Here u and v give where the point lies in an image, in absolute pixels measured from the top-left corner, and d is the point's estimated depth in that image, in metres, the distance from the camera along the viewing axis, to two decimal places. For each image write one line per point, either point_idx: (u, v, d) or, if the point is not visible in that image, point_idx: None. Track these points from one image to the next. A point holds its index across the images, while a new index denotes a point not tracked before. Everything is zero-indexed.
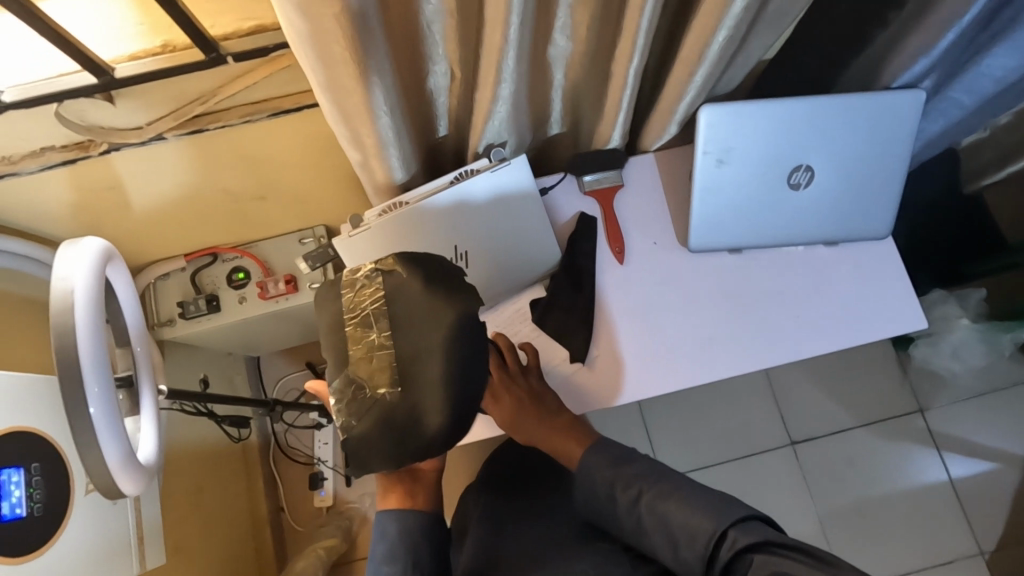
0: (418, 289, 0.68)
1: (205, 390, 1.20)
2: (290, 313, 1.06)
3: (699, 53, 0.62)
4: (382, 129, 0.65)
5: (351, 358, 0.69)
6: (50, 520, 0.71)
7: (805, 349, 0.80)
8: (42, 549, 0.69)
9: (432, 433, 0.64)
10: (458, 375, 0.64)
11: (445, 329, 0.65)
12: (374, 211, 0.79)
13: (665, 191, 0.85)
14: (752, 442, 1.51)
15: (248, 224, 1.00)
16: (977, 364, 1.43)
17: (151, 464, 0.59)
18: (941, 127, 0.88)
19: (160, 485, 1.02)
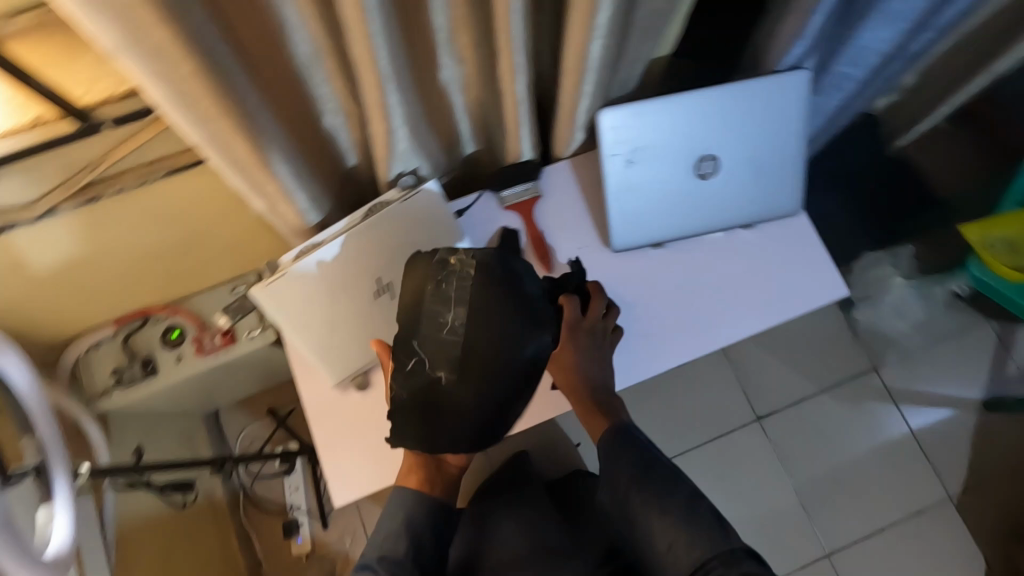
0: (504, 296, 0.69)
1: (145, 458, 1.15)
2: (233, 366, 1.03)
3: (581, 63, 0.63)
4: (280, 174, 0.64)
5: (417, 334, 0.69)
6: None
7: (738, 333, 0.82)
8: None
9: (472, 431, 0.71)
10: (506, 395, 0.70)
11: (518, 342, 0.68)
12: (290, 256, 0.77)
13: (584, 198, 0.86)
14: (721, 424, 1.53)
15: (174, 280, 0.97)
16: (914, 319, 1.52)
17: (62, 555, 0.58)
18: (839, 101, 0.91)
19: (117, 560, 0.99)
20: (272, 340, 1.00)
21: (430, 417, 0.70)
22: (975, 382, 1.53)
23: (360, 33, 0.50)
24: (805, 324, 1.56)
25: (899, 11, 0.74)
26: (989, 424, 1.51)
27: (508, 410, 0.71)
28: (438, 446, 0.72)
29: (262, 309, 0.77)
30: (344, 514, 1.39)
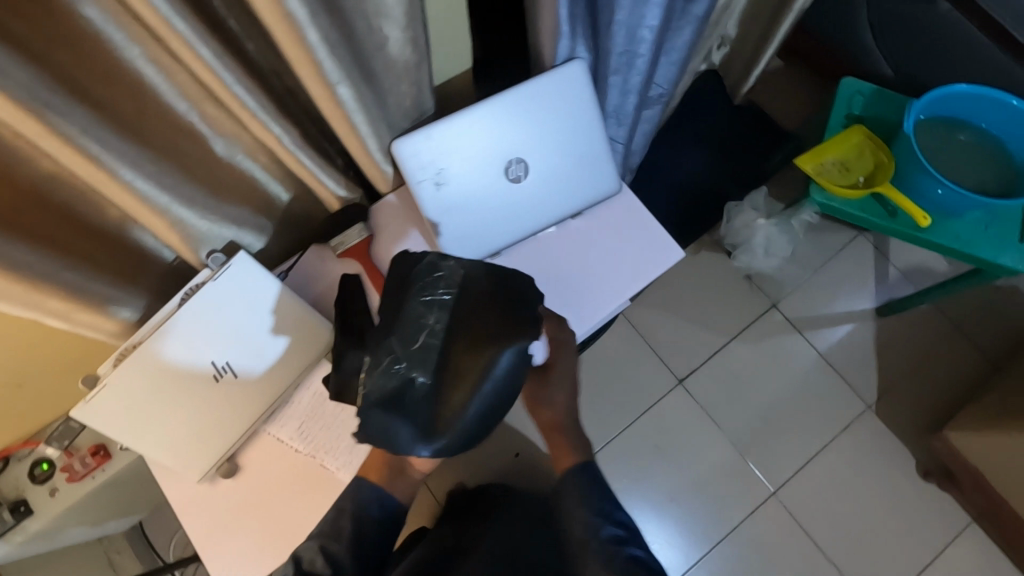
0: (485, 298, 0.73)
1: None
2: (116, 482, 0.98)
3: (334, 105, 0.65)
4: (61, 288, 0.68)
5: (396, 332, 0.73)
6: None
7: (592, 320, 0.83)
8: None
9: (442, 431, 0.69)
10: (491, 399, 0.69)
11: (494, 329, 0.70)
12: (107, 365, 0.73)
13: (408, 227, 0.87)
14: (648, 395, 1.56)
15: (26, 406, 0.93)
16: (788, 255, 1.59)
17: None
18: (640, 78, 0.94)
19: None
20: None
21: (409, 403, 0.70)
22: (865, 294, 1.62)
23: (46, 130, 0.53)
24: (700, 279, 1.62)
25: None
26: (887, 329, 1.60)
27: (484, 410, 0.69)
28: (416, 445, 0.69)
29: (93, 429, 0.72)
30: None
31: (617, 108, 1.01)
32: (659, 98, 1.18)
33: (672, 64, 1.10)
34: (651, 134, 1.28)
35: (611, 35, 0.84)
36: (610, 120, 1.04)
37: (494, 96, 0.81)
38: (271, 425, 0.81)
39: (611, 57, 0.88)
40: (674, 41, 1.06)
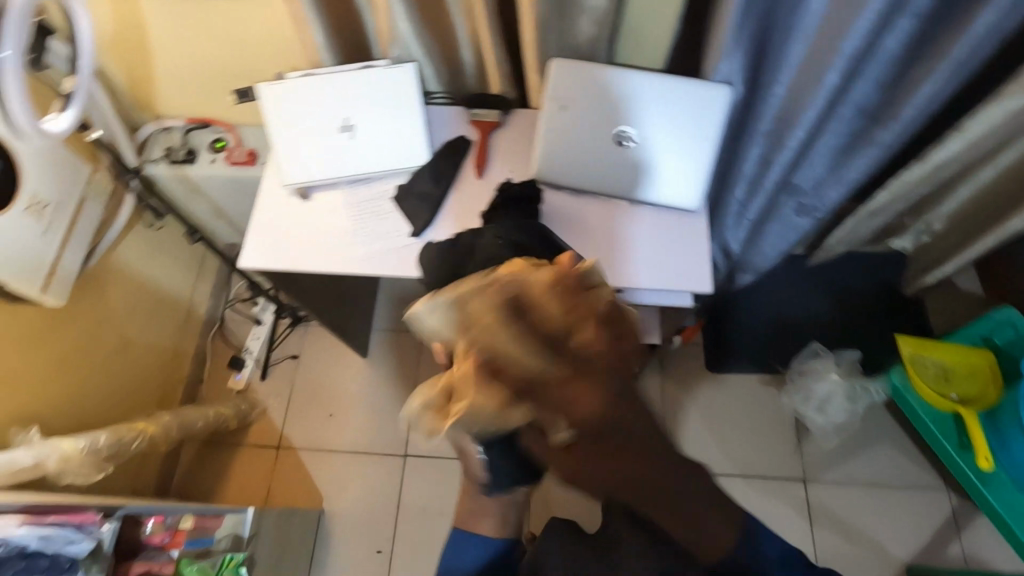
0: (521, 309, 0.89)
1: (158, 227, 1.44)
2: (247, 185, 1.31)
3: (529, 21, 0.89)
4: (312, 29, 0.95)
5: None
6: None
7: (622, 283, 0.93)
8: None
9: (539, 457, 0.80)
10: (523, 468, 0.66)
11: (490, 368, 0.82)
12: (296, 73, 0.99)
13: (526, 130, 1.05)
14: None
15: (228, 99, 1.25)
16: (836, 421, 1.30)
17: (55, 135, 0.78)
18: (821, 100, 0.89)
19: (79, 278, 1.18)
20: None
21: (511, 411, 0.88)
22: (909, 543, 1.42)
23: None
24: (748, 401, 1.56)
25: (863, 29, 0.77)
26: None
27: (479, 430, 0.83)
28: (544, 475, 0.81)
29: (259, 103, 0.98)
30: (309, 362, 1.66)
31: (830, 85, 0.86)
32: (901, 131, 1.00)
33: (842, 183, 1.18)
34: (887, 94, 0.99)
35: (826, 32, 0.81)
36: (849, 60, 0.82)
37: (638, 103, 0.94)
38: (348, 188, 1.02)
39: (820, 42, 0.83)
40: (849, 162, 1.13)
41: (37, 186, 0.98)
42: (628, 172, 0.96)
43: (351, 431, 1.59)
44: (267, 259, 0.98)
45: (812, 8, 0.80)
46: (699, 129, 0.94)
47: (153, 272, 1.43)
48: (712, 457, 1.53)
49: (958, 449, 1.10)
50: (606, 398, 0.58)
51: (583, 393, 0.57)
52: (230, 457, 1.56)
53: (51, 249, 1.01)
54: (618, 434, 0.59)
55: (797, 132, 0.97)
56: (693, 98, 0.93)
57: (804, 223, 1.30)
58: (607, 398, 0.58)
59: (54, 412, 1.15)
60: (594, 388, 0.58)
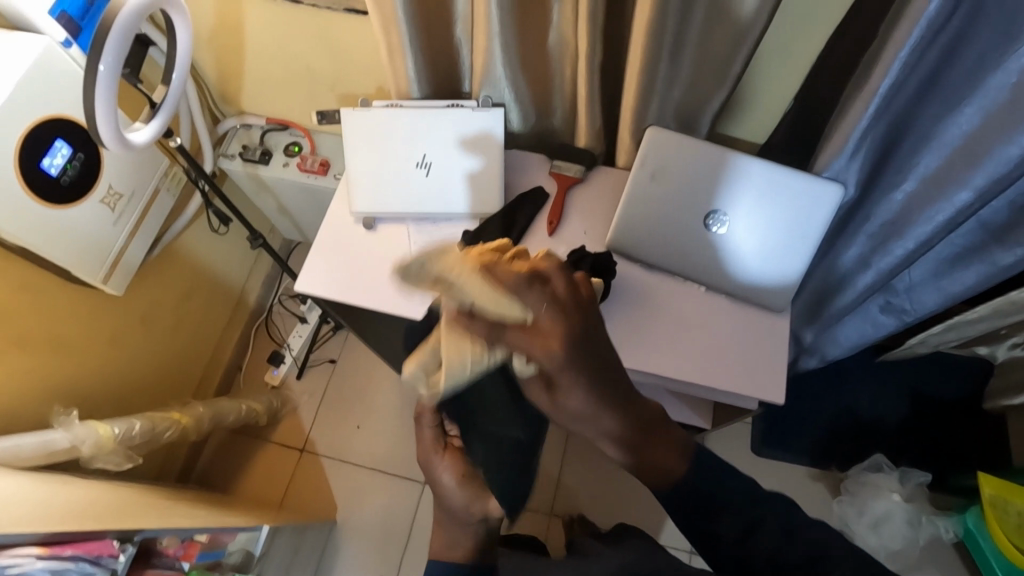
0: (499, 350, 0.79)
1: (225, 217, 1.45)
2: (315, 192, 1.29)
3: (634, 87, 0.83)
4: (407, 61, 0.91)
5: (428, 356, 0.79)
6: (76, 189, 0.92)
7: (685, 377, 0.86)
8: (63, 205, 0.90)
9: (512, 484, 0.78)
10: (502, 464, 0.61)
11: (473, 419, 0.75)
12: (382, 103, 0.97)
13: (609, 191, 0.99)
14: None
15: (310, 106, 1.24)
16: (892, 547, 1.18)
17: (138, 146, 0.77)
18: (945, 216, 0.80)
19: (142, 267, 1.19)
20: None
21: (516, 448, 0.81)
22: None
23: (484, 5, 0.81)
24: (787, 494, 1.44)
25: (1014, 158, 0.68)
26: None
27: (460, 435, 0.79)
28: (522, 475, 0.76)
29: (341, 128, 0.96)
30: (346, 369, 1.64)
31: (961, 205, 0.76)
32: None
33: (938, 290, 1.07)
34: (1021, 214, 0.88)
35: (969, 152, 0.72)
36: (991, 183, 0.73)
37: (738, 185, 0.87)
38: (415, 225, 0.98)
39: (959, 159, 0.74)
40: (953, 271, 1.02)
41: (116, 177, 0.98)
42: (712, 258, 0.89)
43: (374, 447, 1.57)
44: (322, 285, 0.95)
45: (957, 124, 0.71)
46: (799, 224, 0.86)
47: (212, 260, 1.44)
48: None
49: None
50: (572, 340, 0.51)
51: (546, 342, 0.49)
52: (255, 450, 1.57)
53: (119, 239, 1.02)
54: (586, 378, 0.53)
55: (909, 240, 0.87)
56: (798, 190, 0.85)
57: (888, 323, 1.19)
58: (575, 333, 0.51)
59: (99, 393, 1.16)
60: (558, 334, 0.50)
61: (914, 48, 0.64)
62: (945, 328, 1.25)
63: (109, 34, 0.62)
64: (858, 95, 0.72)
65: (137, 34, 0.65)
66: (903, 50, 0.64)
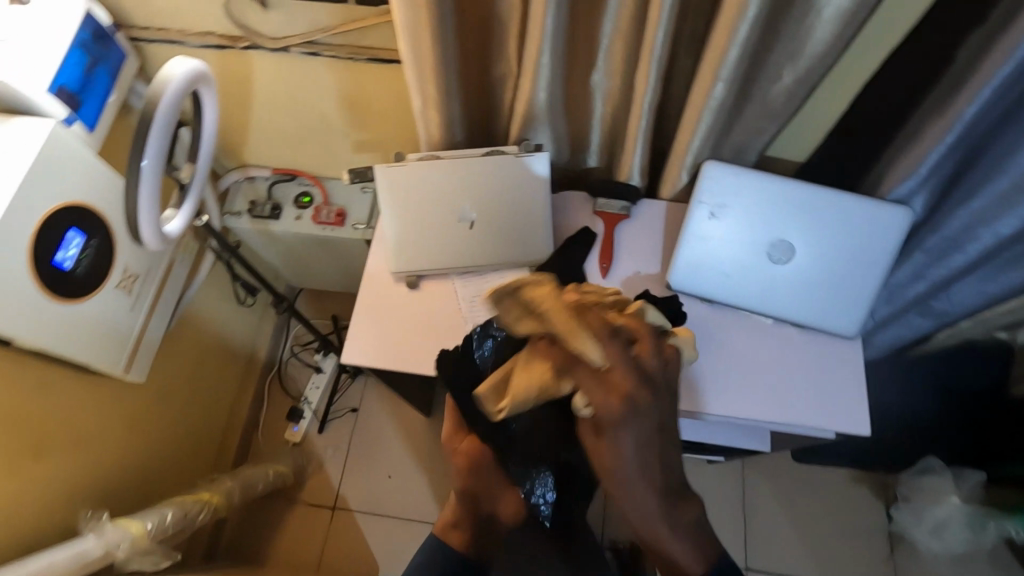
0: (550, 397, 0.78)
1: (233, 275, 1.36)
2: (331, 243, 1.21)
3: (693, 126, 0.78)
4: (444, 113, 0.85)
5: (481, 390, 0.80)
6: (91, 278, 0.83)
7: (768, 418, 0.83)
8: (78, 299, 0.82)
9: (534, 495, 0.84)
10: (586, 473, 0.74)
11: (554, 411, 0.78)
12: (417, 155, 0.91)
13: (660, 227, 0.95)
14: None
15: (319, 153, 1.16)
16: (955, 547, 1.28)
17: (173, 236, 0.69)
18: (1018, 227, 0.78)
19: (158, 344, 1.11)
20: (368, 240, 1.17)
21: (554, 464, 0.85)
22: None
23: (532, 53, 0.76)
24: (834, 497, 1.41)
25: None
26: None
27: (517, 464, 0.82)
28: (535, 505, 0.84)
29: (376, 187, 0.90)
30: (369, 417, 1.56)
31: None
32: None
33: (981, 293, 1.06)
34: None
35: None
36: None
37: (803, 215, 0.84)
38: (460, 279, 0.93)
39: None
40: (1000, 275, 1.01)
41: (131, 257, 0.90)
42: (781, 290, 0.86)
43: (408, 497, 1.49)
44: (370, 354, 0.89)
45: None
46: (868, 250, 0.84)
47: (224, 321, 1.35)
48: (794, 555, 1.37)
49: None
50: (638, 393, 0.57)
51: (618, 382, 0.57)
52: (283, 514, 1.49)
53: (137, 323, 0.94)
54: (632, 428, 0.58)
55: (974, 252, 0.86)
56: (864, 217, 0.83)
57: (926, 324, 1.17)
58: (637, 390, 0.57)
59: (122, 482, 1.08)
60: (630, 386, 0.57)
61: (1007, 75, 0.61)
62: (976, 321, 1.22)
63: (151, 124, 0.56)
64: (936, 120, 0.70)
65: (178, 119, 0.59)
66: (994, 78, 0.62)
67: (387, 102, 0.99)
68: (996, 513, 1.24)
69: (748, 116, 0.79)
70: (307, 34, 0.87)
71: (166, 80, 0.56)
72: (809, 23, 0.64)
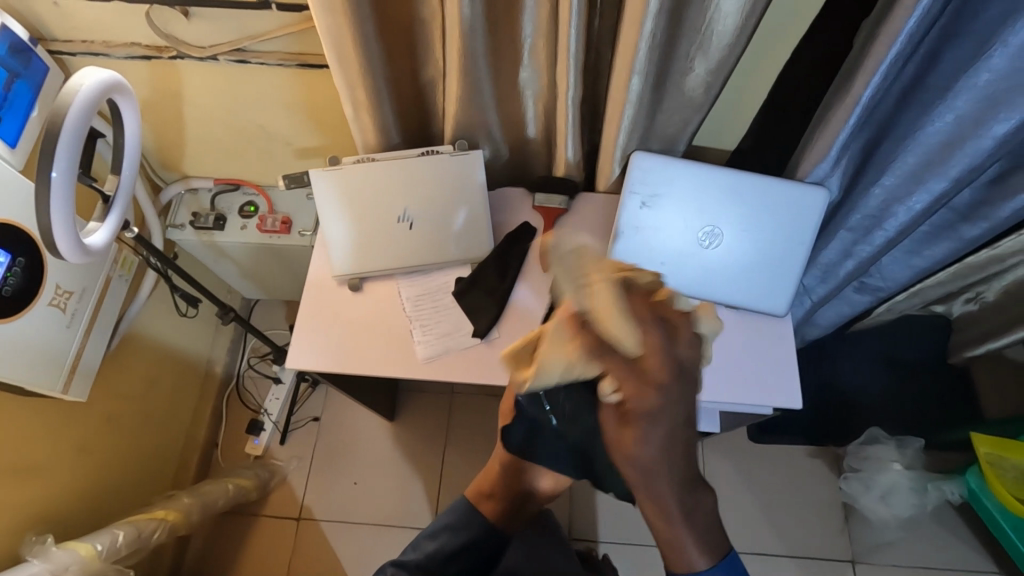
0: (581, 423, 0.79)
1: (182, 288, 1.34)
2: (279, 251, 1.20)
3: (617, 118, 0.81)
4: (375, 116, 0.86)
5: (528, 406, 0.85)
6: (20, 296, 0.82)
7: (708, 398, 0.85)
8: (5, 319, 0.80)
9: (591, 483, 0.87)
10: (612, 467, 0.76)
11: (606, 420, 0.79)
12: (352, 158, 0.92)
13: (599, 219, 0.97)
14: None
15: (261, 161, 1.15)
16: (901, 513, 1.34)
17: (98, 249, 0.68)
18: (927, 201, 0.83)
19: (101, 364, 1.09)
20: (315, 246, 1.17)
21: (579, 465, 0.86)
22: None
23: (454, 53, 0.77)
24: (792, 473, 1.43)
25: (988, 145, 0.72)
26: None
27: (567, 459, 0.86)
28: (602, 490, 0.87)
29: (313, 192, 0.90)
30: (332, 426, 1.55)
31: (940, 191, 0.80)
32: (994, 226, 0.94)
33: (907, 268, 1.10)
34: (983, 188, 0.92)
35: (949, 148, 0.75)
36: (969, 171, 0.77)
37: (731, 201, 0.87)
38: (404, 279, 0.93)
39: (940, 154, 0.76)
40: (924, 249, 1.05)
41: (65, 274, 0.89)
42: (714, 274, 0.89)
43: (375, 504, 1.48)
44: (315, 358, 0.89)
45: (932, 123, 0.73)
46: (793, 230, 0.87)
47: (175, 337, 1.33)
48: (757, 532, 1.39)
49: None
50: None
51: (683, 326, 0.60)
52: (247, 529, 1.46)
53: (75, 341, 0.92)
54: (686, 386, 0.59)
55: (891, 228, 0.90)
56: (787, 199, 0.86)
57: (865, 301, 1.19)
58: None
59: (72, 503, 1.06)
60: None
61: (894, 58, 0.65)
62: (912, 295, 1.28)
63: (60, 135, 0.56)
64: (838, 105, 0.74)
65: (90, 128, 0.59)
66: (882, 62, 0.66)
67: (323, 108, 0.99)
68: (934, 477, 1.32)
69: (668, 107, 0.82)
70: (235, 41, 0.87)
71: (73, 90, 0.56)
72: (712, 16, 0.67)
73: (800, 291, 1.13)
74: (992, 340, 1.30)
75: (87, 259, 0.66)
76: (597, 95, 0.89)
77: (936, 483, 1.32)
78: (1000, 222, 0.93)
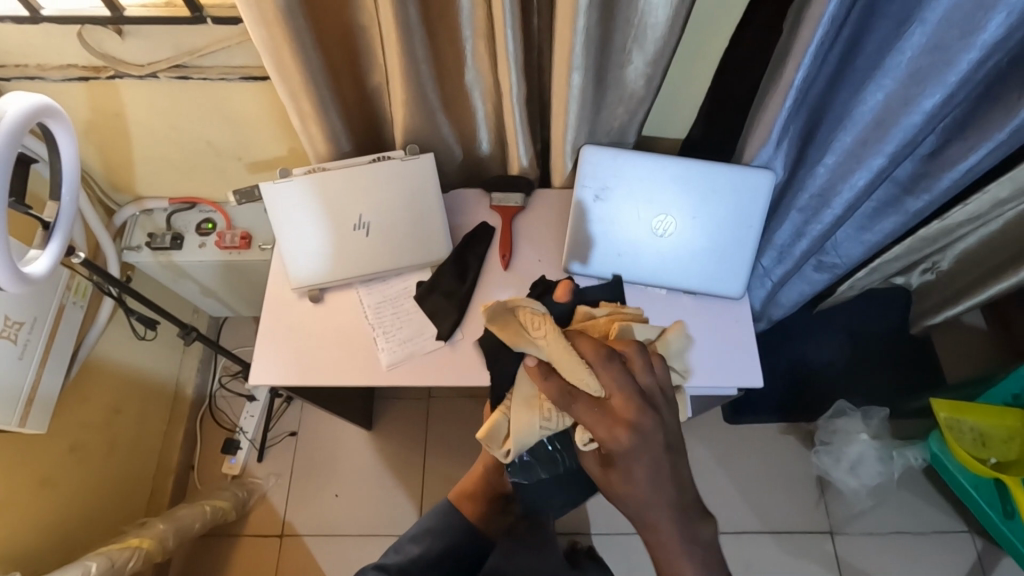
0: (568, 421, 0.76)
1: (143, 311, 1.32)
2: (240, 266, 1.19)
3: (562, 114, 0.82)
4: (322, 127, 0.86)
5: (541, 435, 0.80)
6: None
7: None
8: None
9: None
10: None
11: None
12: (303, 169, 0.91)
13: (556, 214, 0.98)
14: None
15: (215, 177, 1.14)
16: (870, 481, 1.37)
17: (38, 278, 0.66)
18: (868, 179, 0.85)
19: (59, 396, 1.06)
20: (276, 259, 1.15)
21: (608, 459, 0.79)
22: None
23: (395, 58, 0.77)
24: (766, 451, 1.46)
25: (917, 120, 0.74)
26: None
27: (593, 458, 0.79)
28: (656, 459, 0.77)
29: (264, 205, 0.90)
30: (309, 439, 1.54)
31: (879, 168, 0.82)
32: (937, 197, 0.97)
33: (860, 243, 1.13)
34: (923, 160, 0.95)
35: (883, 125, 0.77)
36: (903, 146, 0.79)
37: (681, 189, 0.89)
38: (364, 287, 0.93)
39: (877, 132, 0.78)
40: (874, 224, 1.08)
41: (13, 304, 0.87)
42: (670, 262, 0.90)
43: (358, 514, 1.47)
44: (278, 372, 0.88)
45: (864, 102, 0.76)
46: (743, 212, 0.89)
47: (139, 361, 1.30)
48: (736, 511, 1.41)
49: (1004, 517, 1.20)
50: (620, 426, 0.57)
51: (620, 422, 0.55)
52: (228, 550, 1.44)
53: (28, 373, 0.90)
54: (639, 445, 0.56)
55: (836, 208, 0.92)
56: (735, 184, 0.88)
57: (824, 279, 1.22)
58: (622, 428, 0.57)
59: (37, 539, 1.04)
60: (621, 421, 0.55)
61: (821, 40, 0.67)
62: (869, 270, 1.31)
63: None
64: (774, 89, 0.75)
65: (18, 152, 0.58)
66: (809, 46, 0.68)
67: (271, 119, 0.99)
68: (899, 444, 1.36)
69: (611, 100, 0.83)
70: (174, 57, 0.86)
71: None
72: (642, 9, 0.69)
73: (760, 273, 1.15)
74: (948, 308, 1.34)
75: (28, 289, 0.65)
76: (544, 91, 0.90)
77: (901, 450, 1.35)
78: (942, 194, 0.96)
